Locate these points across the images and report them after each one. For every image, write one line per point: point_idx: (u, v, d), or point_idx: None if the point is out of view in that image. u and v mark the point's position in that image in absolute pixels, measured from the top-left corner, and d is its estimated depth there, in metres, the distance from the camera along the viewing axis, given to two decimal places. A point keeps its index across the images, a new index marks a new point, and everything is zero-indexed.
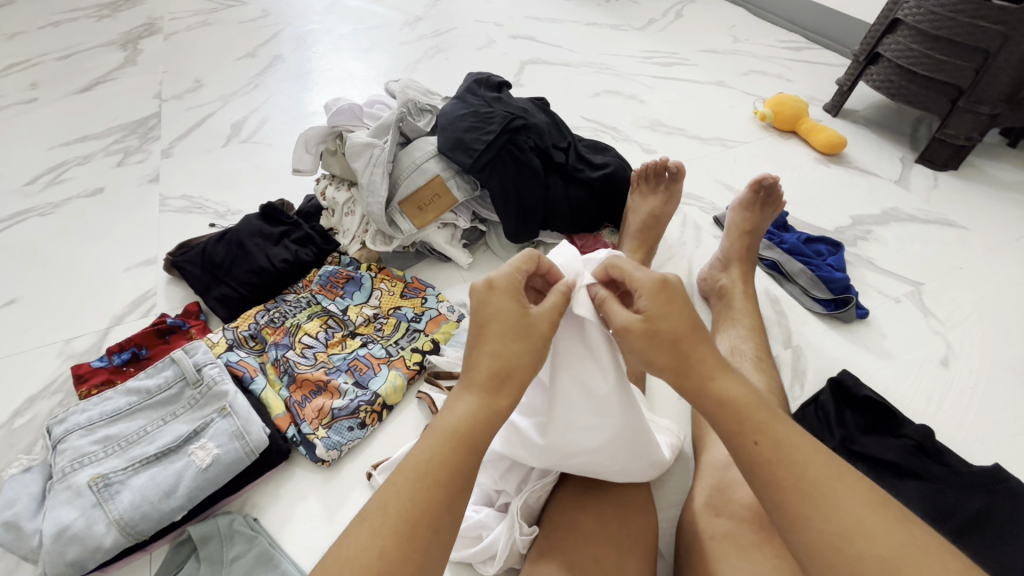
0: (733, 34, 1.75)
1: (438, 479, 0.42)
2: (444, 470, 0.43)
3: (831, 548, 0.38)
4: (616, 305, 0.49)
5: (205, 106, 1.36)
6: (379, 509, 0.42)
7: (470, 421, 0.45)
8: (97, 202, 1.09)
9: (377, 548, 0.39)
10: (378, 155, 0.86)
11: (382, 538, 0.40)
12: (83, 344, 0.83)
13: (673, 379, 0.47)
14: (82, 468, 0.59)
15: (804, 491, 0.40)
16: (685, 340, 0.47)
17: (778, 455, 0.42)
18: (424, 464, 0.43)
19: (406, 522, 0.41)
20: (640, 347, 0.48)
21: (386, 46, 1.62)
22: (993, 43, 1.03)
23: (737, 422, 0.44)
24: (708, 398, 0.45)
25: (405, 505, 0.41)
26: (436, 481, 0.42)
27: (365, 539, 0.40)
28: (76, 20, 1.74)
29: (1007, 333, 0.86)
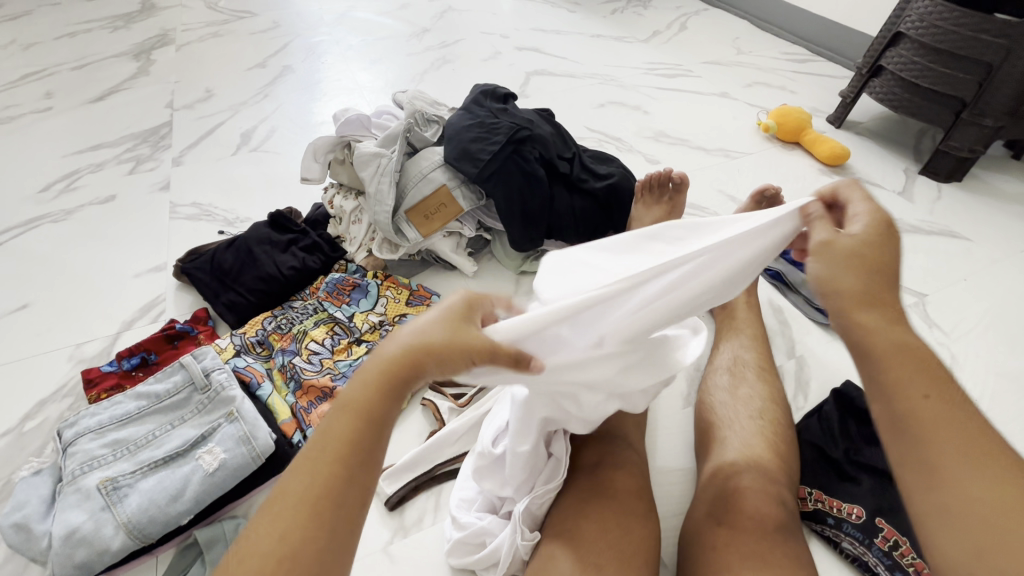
0: (737, 45, 1.77)
1: (340, 456, 0.39)
2: (345, 446, 0.39)
3: (968, 515, 0.35)
4: (825, 225, 0.45)
5: (215, 116, 1.39)
6: (277, 498, 0.38)
7: (370, 394, 0.40)
8: (108, 209, 1.11)
9: (278, 540, 0.36)
10: (385, 165, 0.88)
11: (280, 524, 0.36)
12: (93, 349, 0.84)
13: (845, 305, 0.41)
14: (91, 471, 0.60)
15: (953, 459, 0.36)
16: (887, 284, 0.41)
17: (935, 416, 0.37)
18: (322, 443, 0.39)
19: (306, 507, 0.37)
20: (831, 265, 0.42)
21: (393, 57, 1.65)
22: (997, 56, 1.04)
23: (918, 368, 0.39)
24: (877, 334, 0.40)
25: (306, 491, 0.37)
26: (336, 459, 0.38)
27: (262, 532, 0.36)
28: (91, 31, 1.78)
29: (1011, 345, 0.86)
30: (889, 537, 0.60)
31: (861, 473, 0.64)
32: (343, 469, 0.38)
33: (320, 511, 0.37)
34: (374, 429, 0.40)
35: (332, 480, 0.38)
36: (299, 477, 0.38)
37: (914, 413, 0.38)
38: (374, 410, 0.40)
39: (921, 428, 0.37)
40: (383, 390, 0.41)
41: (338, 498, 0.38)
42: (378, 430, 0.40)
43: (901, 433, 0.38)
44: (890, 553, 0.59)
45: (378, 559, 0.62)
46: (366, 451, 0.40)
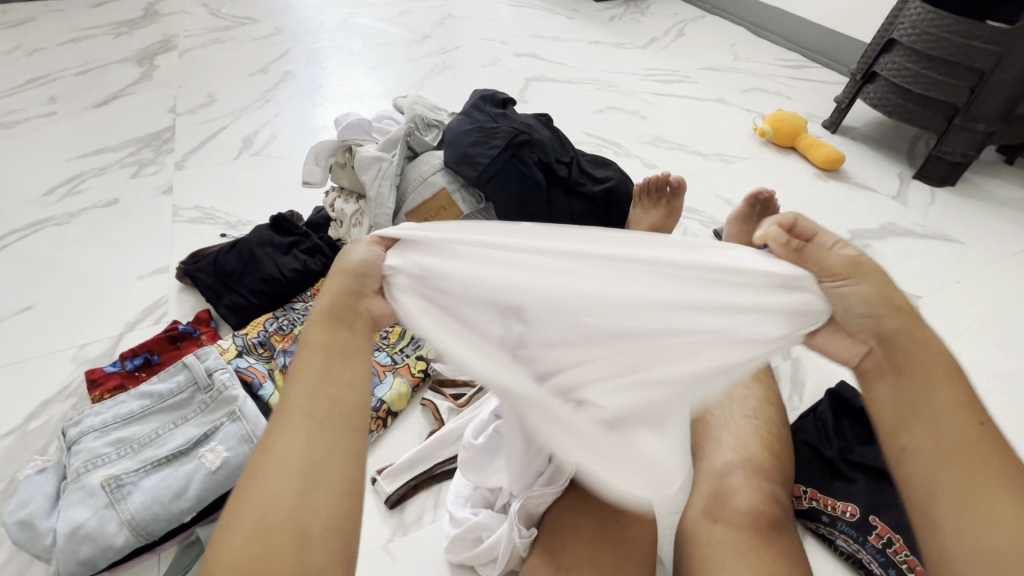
0: (734, 52, 1.79)
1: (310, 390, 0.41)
2: (315, 372, 0.42)
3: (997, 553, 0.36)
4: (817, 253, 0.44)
5: (218, 121, 1.40)
6: (268, 431, 0.40)
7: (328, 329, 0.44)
8: (111, 212, 1.12)
9: (271, 463, 0.38)
10: (386, 168, 0.89)
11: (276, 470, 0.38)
12: (97, 350, 0.85)
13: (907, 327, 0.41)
14: (96, 469, 0.61)
15: (988, 492, 0.38)
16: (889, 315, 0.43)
17: (973, 447, 0.39)
18: (295, 376, 0.42)
19: (291, 429, 0.40)
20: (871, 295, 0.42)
21: (394, 63, 1.67)
22: (988, 63, 1.05)
23: (962, 398, 0.40)
24: (931, 356, 0.41)
25: (288, 417, 0.40)
26: (308, 384, 0.41)
27: (254, 465, 0.39)
28: (94, 37, 1.80)
29: (1005, 347, 0.87)
30: (882, 535, 0.61)
31: (855, 471, 0.65)
32: (318, 388, 0.41)
33: (303, 429, 0.40)
34: (341, 350, 0.43)
35: (306, 401, 0.41)
36: (280, 410, 0.41)
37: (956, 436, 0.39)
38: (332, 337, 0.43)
39: (960, 459, 0.39)
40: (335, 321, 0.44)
41: (317, 415, 0.40)
42: (344, 353, 0.43)
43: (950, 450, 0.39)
44: (883, 551, 0.60)
45: (379, 556, 0.62)
46: (338, 371, 0.43)
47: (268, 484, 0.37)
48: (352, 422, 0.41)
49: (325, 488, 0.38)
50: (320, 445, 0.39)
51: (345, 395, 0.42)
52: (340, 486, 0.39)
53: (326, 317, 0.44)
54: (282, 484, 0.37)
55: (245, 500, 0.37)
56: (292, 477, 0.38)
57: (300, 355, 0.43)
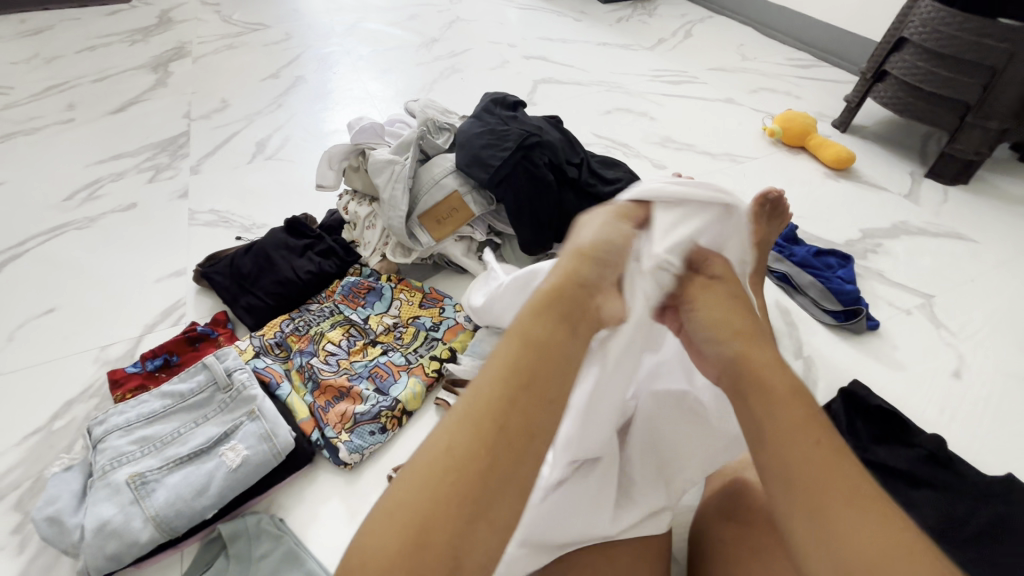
0: (742, 52, 1.79)
1: (504, 390, 0.42)
2: (513, 372, 0.43)
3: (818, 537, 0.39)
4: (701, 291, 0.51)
5: (231, 126, 1.43)
6: (451, 418, 0.42)
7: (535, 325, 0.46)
8: (129, 217, 1.14)
9: (445, 452, 0.40)
10: (398, 171, 0.91)
11: (449, 467, 0.39)
12: (118, 351, 0.87)
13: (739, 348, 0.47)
14: (121, 466, 0.62)
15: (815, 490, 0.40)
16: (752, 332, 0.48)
17: (812, 454, 0.41)
18: (493, 366, 0.44)
19: (474, 428, 0.41)
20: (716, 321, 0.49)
21: (403, 67, 1.68)
22: (999, 60, 1.05)
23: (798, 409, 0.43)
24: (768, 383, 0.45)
25: (476, 412, 0.42)
26: (506, 385, 0.42)
27: (431, 444, 0.41)
28: (110, 45, 1.84)
29: (1019, 345, 0.86)
30: None
31: (869, 470, 0.65)
32: (520, 396, 0.42)
33: (486, 436, 0.40)
34: (547, 355, 0.45)
35: (501, 403, 0.42)
36: (468, 397, 0.43)
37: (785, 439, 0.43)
38: (538, 341, 0.45)
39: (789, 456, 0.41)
40: (551, 319, 0.46)
41: (506, 422, 0.41)
42: (543, 361, 0.44)
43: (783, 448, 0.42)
44: None
45: None
46: (544, 381, 0.43)
47: (438, 475, 0.39)
48: (538, 446, 0.42)
49: (492, 507, 0.39)
50: (500, 459, 0.40)
51: (540, 412, 0.42)
52: (503, 509, 0.39)
53: (539, 308, 0.47)
54: (449, 492, 0.38)
55: (413, 483, 0.39)
56: (464, 481, 0.39)
57: (505, 345, 0.45)
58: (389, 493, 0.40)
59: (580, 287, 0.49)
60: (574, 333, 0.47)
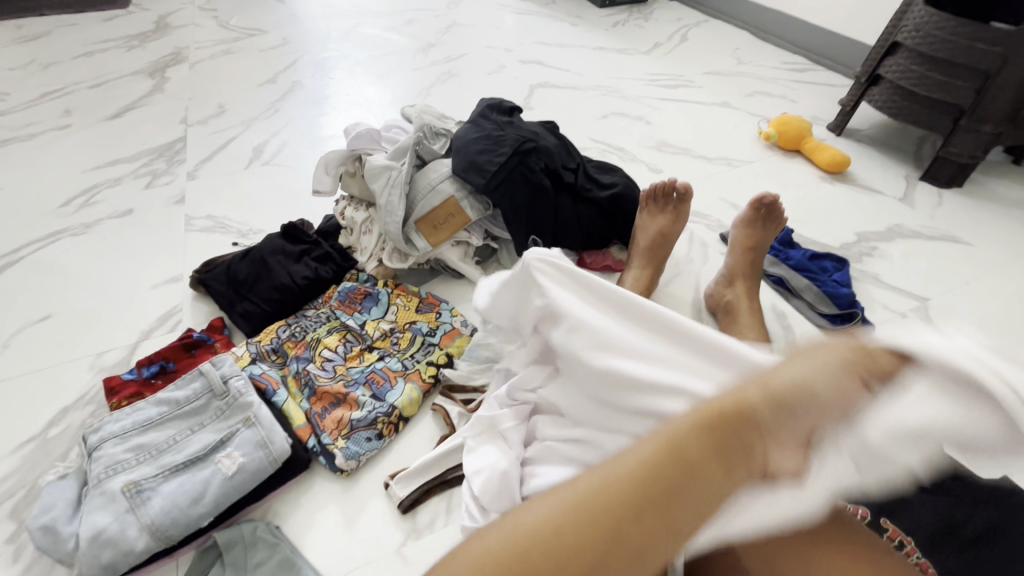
0: (737, 56, 1.80)
1: (638, 492, 0.37)
2: (650, 477, 0.38)
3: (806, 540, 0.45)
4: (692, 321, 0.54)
5: (228, 131, 1.43)
6: (565, 490, 0.39)
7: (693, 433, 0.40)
8: (125, 222, 1.14)
9: (548, 528, 0.36)
10: (395, 177, 0.90)
11: (555, 525, 0.36)
12: (113, 358, 0.86)
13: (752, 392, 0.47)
14: (116, 474, 0.62)
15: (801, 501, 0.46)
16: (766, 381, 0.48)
17: None
18: (637, 455, 0.39)
19: (585, 519, 0.36)
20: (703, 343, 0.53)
21: (400, 72, 1.69)
22: (992, 63, 1.05)
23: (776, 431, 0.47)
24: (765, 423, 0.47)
25: (594, 500, 0.37)
26: (641, 487, 0.37)
27: (538, 512, 0.38)
28: (107, 50, 1.84)
29: (1014, 348, 0.87)
30: None
31: None
32: (652, 506, 0.37)
33: (599, 532, 0.36)
34: (690, 476, 0.39)
35: (626, 504, 0.37)
36: (591, 477, 0.39)
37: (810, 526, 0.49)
38: (687, 453, 0.39)
39: None
40: (711, 435, 0.40)
41: (622, 533, 0.36)
42: (682, 483, 0.38)
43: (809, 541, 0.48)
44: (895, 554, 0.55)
45: (392, 560, 0.63)
46: (677, 504, 0.38)
47: (534, 549, 0.36)
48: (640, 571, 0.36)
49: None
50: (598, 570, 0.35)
51: (657, 542, 0.37)
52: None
53: (707, 423, 0.41)
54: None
55: (509, 536, 0.37)
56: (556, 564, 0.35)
57: (651, 443, 0.40)
58: (484, 531, 0.38)
59: (755, 412, 0.42)
60: (730, 471, 0.40)
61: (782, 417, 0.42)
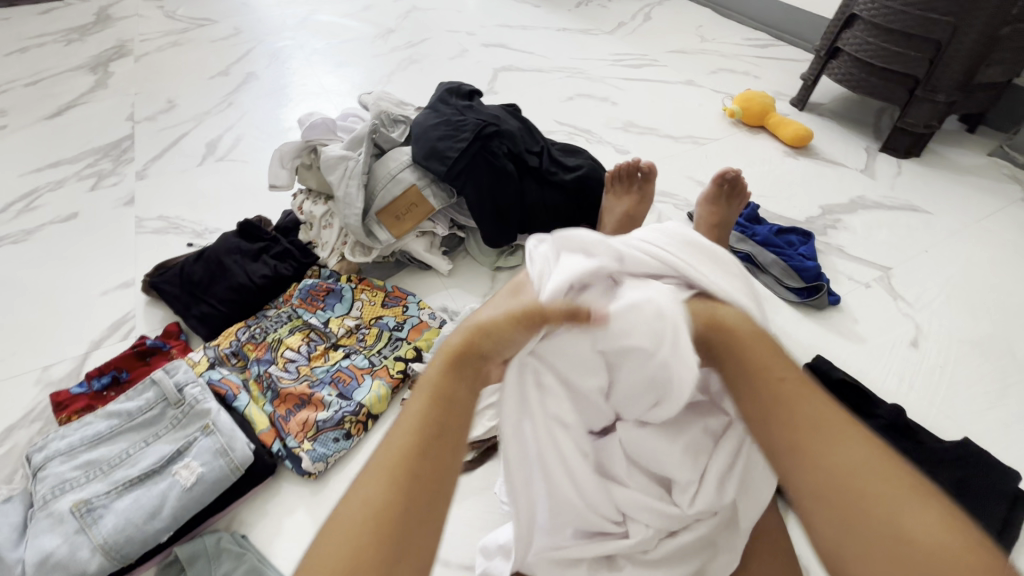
0: (701, 34, 1.79)
1: (417, 432, 0.42)
2: (427, 427, 0.43)
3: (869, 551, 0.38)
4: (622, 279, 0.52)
5: (179, 126, 1.36)
6: (375, 466, 0.41)
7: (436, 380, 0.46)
8: (70, 227, 1.08)
9: (365, 506, 0.39)
10: (352, 167, 0.87)
11: (369, 489, 0.40)
12: (62, 371, 0.82)
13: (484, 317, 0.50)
14: (64, 494, 0.59)
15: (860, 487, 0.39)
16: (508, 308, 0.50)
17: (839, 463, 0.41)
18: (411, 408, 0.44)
19: (394, 481, 0.40)
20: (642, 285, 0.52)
21: (360, 59, 1.63)
22: (944, 33, 1.07)
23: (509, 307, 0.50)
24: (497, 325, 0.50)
25: (393, 464, 0.41)
26: (414, 437, 0.42)
27: (358, 494, 0.40)
28: (43, 45, 1.73)
29: (972, 312, 0.89)
30: None
31: None
32: (429, 436, 0.42)
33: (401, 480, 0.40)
34: (453, 412, 0.44)
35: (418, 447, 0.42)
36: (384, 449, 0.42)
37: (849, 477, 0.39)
38: (447, 392, 0.45)
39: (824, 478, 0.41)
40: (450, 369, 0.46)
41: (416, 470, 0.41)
42: (452, 411, 0.44)
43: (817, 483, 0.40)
44: None
45: None
46: (449, 430, 0.43)
47: (363, 526, 0.38)
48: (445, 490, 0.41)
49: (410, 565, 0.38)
50: (415, 506, 0.39)
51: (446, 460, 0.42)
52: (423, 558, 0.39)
53: (447, 362, 0.46)
54: (375, 540, 0.37)
55: (333, 536, 0.38)
56: (376, 529, 0.38)
57: (415, 399, 0.45)
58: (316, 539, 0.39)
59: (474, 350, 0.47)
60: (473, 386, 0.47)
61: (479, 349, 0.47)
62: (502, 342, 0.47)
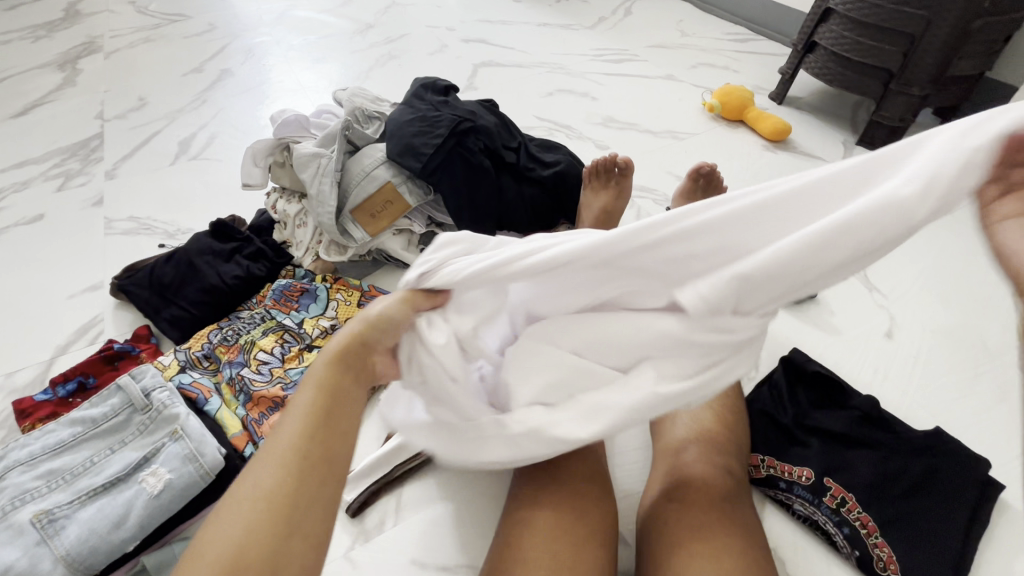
0: (681, 28, 1.79)
1: (310, 422, 0.43)
2: (316, 417, 0.43)
3: None
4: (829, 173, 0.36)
5: (150, 125, 1.33)
6: (265, 454, 0.41)
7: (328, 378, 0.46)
8: (35, 229, 1.05)
9: (253, 492, 0.39)
10: (325, 165, 0.86)
11: (258, 477, 0.40)
12: (26, 377, 0.79)
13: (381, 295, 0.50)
14: (24, 505, 0.57)
15: None
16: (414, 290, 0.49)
17: None
18: (298, 399, 0.44)
19: (286, 465, 0.40)
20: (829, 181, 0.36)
21: (338, 55, 1.61)
22: (918, 27, 1.08)
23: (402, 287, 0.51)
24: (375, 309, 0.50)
25: (283, 453, 0.41)
26: (305, 425, 0.42)
27: (243, 485, 0.39)
28: (10, 42, 1.68)
29: (945, 302, 0.90)
30: (837, 494, 0.62)
31: (810, 436, 0.66)
32: (321, 428, 0.43)
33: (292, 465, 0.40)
34: (342, 398, 0.45)
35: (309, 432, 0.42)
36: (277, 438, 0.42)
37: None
38: (338, 386, 0.46)
39: None
40: (339, 365, 0.47)
41: (307, 458, 0.41)
42: (342, 400, 0.45)
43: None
44: (838, 511, 0.61)
45: (340, 566, 0.60)
46: (338, 422, 0.44)
47: (252, 513, 0.38)
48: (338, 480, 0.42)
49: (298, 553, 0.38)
50: (306, 493, 0.40)
51: (339, 448, 0.43)
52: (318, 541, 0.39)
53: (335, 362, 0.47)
54: (269, 523, 0.37)
55: (221, 527, 0.37)
56: (267, 516, 0.38)
57: (303, 392, 0.45)
58: (199, 531, 0.38)
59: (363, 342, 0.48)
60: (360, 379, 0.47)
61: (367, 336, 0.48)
62: (388, 326, 0.47)
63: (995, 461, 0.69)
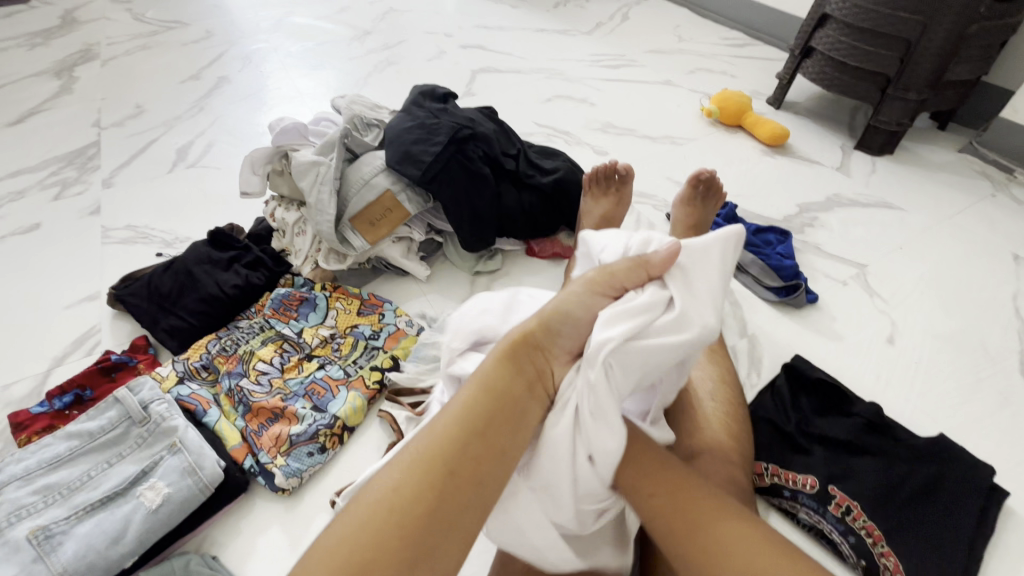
0: (678, 33, 1.80)
1: (463, 431, 0.43)
2: (470, 424, 0.43)
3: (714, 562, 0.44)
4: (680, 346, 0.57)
5: (148, 132, 1.32)
6: (410, 454, 0.43)
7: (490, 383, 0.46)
8: (32, 239, 1.04)
9: (396, 493, 0.40)
10: (324, 172, 0.85)
11: (402, 478, 0.41)
12: (22, 389, 0.79)
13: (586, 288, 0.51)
14: (20, 521, 0.56)
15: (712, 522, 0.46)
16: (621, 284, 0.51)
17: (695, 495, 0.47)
18: (452, 408, 0.45)
19: (430, 473, 0.41)
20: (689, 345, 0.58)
21: (335, 61, 1.61)
22: (913, 32, 1.08)
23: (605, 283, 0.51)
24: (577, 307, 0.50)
25: (428, 459, 0.42)
26: (457, 432, 0.43)
27: (380, 484, 0.41)
28: (6, 50, 1.68)
29: (945, 308, 0.90)
30: (842, 503, 0.61)
31: (814, 445, 0.66)
32: (473, 438, 0.43)
33: (434, 484, 0.41)
34: (505, 412, 0.45)
35: (453, 452, 0.42)
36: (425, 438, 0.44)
37: (679, 495, 0.47)
38: (500, 391, 0.46)
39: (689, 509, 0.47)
40: (504, 366, 0.47)
41: (453, 471, 0.41)
42: (502, 410, 0.45)
43: (648, 479, 0.49)
44: (843, 519, 0.60)
45: None
46: (496, 436, 0.44)
47: (393, 517, 0.39)
48: (482, 498, 0.42)
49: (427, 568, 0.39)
50: (446, 507, 0.40)
51: (488, 464, 0.43)
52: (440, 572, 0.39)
53: (502, 363, 0.47)
54: (402, 532, 0.39)
55: (362, 521, 0.39)
56: (406, 525, 0.39)
57: (467, 389, 0.46)
58: (339, 516, 0.41)
59: (537, 347, 0.49)
60: (529, 390, 0.47)
61: (551, 335, 0.49)
62: (564, 322, 0.50)
63: (999, 469, 0.69)
